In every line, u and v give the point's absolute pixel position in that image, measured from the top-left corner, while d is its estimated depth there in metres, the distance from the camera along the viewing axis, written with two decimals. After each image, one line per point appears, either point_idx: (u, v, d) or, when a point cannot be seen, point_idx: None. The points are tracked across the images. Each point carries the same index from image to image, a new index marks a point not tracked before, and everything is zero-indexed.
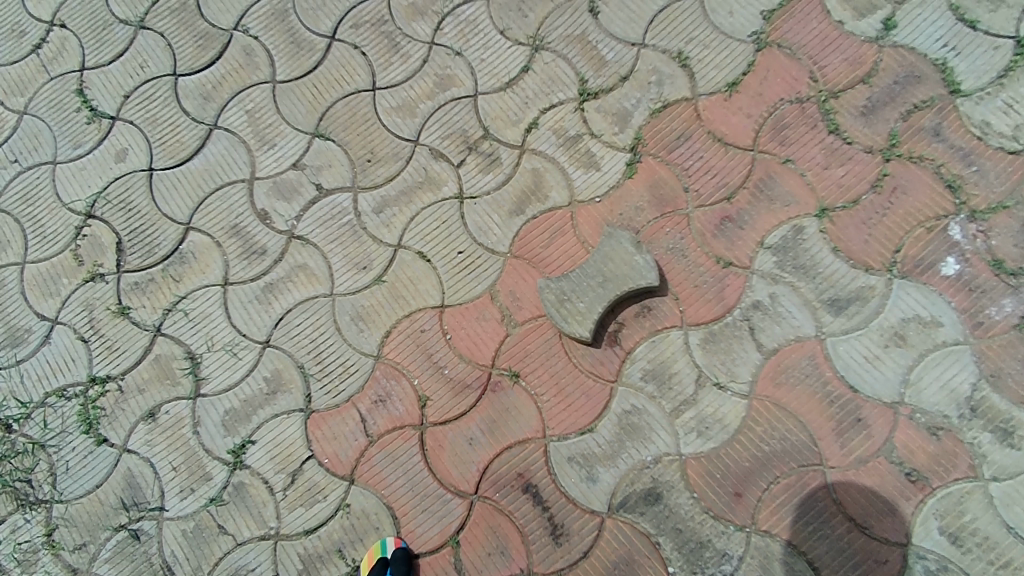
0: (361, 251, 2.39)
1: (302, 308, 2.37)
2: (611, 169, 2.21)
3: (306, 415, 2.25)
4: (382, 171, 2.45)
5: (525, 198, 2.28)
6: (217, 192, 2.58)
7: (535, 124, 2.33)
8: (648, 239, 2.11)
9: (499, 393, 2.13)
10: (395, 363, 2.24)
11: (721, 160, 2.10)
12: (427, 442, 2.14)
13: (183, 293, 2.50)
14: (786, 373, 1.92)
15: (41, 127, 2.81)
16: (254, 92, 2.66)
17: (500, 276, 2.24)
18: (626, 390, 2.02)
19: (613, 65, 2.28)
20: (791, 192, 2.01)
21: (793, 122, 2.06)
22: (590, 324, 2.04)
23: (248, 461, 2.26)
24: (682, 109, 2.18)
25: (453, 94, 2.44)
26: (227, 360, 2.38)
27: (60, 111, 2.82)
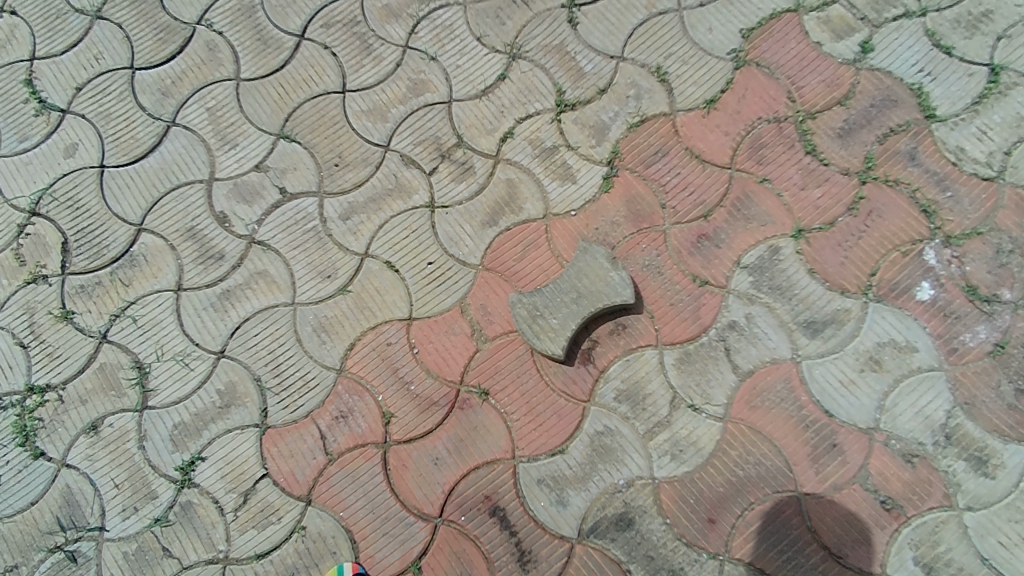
0: (326, 259, 2.29)
1: (261, 317, 2.25)
2: (587, 182, 2.16)
3: (261, 431, 2.13)
4: (351, 177, 2.36)
5: (498, 209, 2.21)
6: (173, 193, 2.46)
7: (510, 134, 2.27)
8: (624, 255, 2.06)
9: (467, 411, 2.05)
10: (358, 378, 2.14)
11: (698, 177, 2.07)
12: (390, 461, 2.05)
13: (132, 298, 2.36)
14: (761, 396, 1.88)
15: None
16: (216, 90, 2.54)
17: (471, 288, 2.16)
18: (598, 410, 1.96)
19: (591, 77, 2.24)
20: (768, 212, 1.99)
21: (771, 141, 2.04)
22: (563, 341, 1.98)
23: (197, 479, 2.12)
24: (660, 124, 2.14)
25: (426, 100, 2.37)
26: (178, 370, 2.24)
27: (6, 102, 2.65)
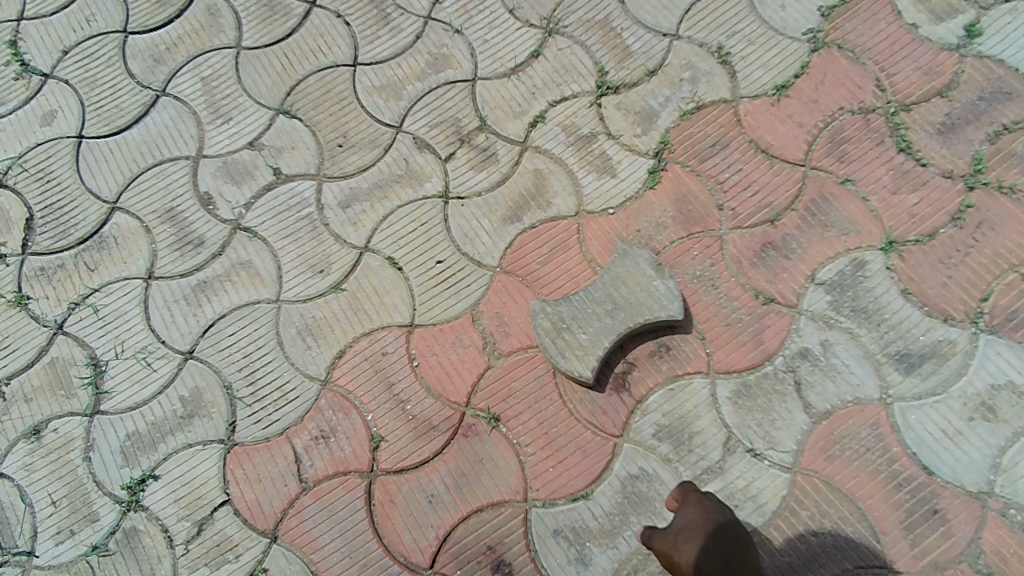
0: (320, 251, 1.97)
1: (239, 314, 1.93)
2: (630, 175, 1.83)
3: (226, 448, 1.79)
4: (355, 159, 2.05)
5: (522, 203, 1.89)
6: (154, 169, 2.17)
7: (541, 118, 1.95)
8: (671, 262, 1.72)
9: (472, 439, 1.70)
10: (345, 391, 1.80)
11: (764, 174, 1.73)
12: (375, 495, 1.69)
13: (95, 285, 2.05)
14: (840, 443, 1.53)
15: None
16: (213, 58, 2.27)
17: (485, 293, 1.83)
18: (634, 448, 1.61)
19: (639, 57, 1.92)
20: (850, 219, 1.65)
21: (855, 135, 1.71)
22: (595, 360, 1.64)
23: (146, 501, 1.77)
24: (719, 112, 1.81)
25: (447, 77, 2.07)
26: (138, 371, 1.92)
27: None
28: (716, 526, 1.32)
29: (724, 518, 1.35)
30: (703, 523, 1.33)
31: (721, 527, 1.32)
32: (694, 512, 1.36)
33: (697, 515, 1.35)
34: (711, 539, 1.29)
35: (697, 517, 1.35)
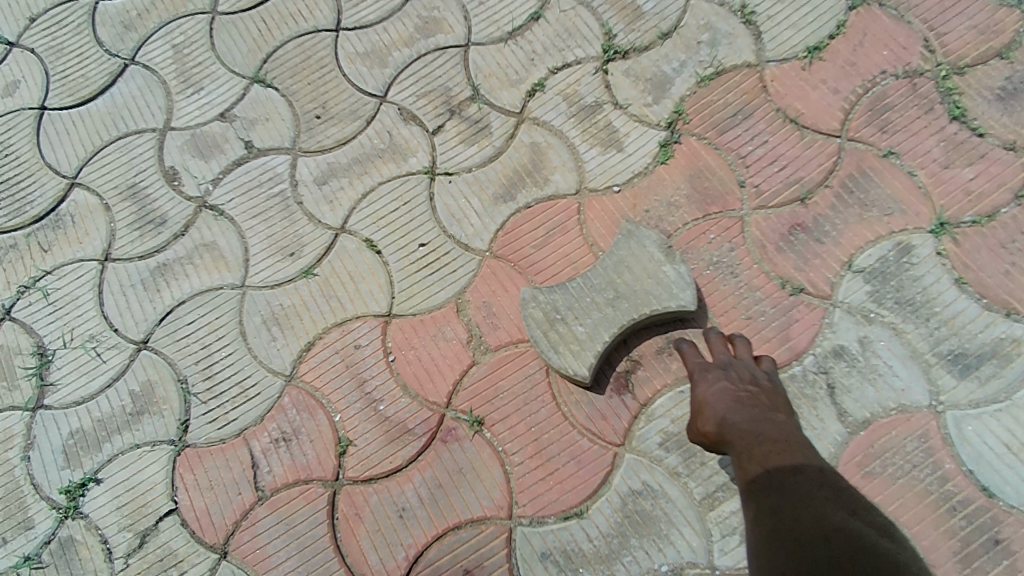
0: (291, 233, 1.75)
1: (199, 301, 1.73)
2: (638, 149, 1.61)
3: (177, 451, 1.59)
4: (334, 132, 1.83)
5: (517, 180, 1.66)
6: (118, 142, 1.98)
7: (540, 86, 1.73)
8: (684, 247, 1.50)
9: (451, 445, 1.50)
10: (312, 388, 1.59)
11: (793, 147, 1.51)
12: (339, 507, 1.49)
13: (48, 267, 1.86)
14: (882, 458, 1.30)
15: None
16: (186, 24, 2.08)
17: (472, 280, 1.61)
18: (636, 459, 1.43)
19: (651, 18, 1.71)
20: (894, 197, 1.43)
21: (899, 102, 1.49)
22: (594, 356, 1.44)
23: (86, 508, 1.58)
24: (742, 78, 1.60)
25: (437, 43, 1.86)
26: (86, 362, 1.72)
27: None
28: (737, 390, 1.23)
29: (746, 376, 1.26)
30: (723, 391, 1.24)
31: (742, 388, 1.23)
32: (714, 379, 1.27)
33: (719, 380, 1.26)
34: (729, 400, 1.21)
35: (720, 383, 1.26)
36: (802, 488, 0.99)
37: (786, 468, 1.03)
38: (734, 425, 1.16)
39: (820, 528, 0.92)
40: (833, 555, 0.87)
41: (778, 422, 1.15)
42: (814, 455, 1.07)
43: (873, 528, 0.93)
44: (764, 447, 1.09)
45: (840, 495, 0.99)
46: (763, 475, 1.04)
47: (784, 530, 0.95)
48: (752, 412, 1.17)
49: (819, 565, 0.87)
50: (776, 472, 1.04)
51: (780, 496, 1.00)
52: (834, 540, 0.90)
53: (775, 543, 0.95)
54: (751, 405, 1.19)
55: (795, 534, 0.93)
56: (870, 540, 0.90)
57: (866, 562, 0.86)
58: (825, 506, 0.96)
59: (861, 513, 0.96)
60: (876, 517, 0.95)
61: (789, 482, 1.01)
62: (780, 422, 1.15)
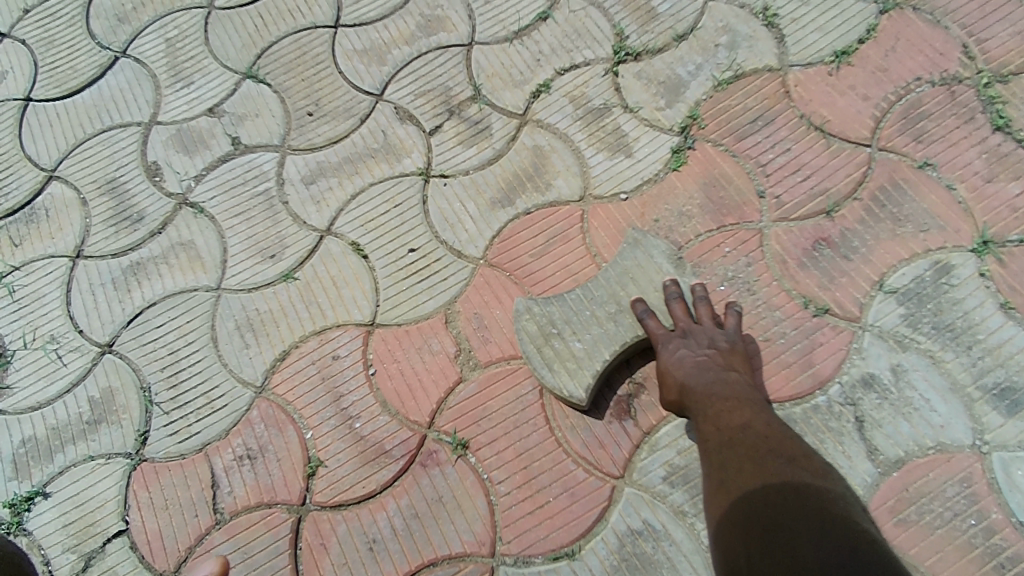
0: (273, 234, 1.62)
1: (169, 303, 1.59)
2: (648, 155, 1.49)
3: (133, 465, 1.46)
4: (326, 130, 1.72)
5: (517, 184, 1.54)
6: (101, 136, 1.83)
7: (546, 87, 1.62)
8: (695, 260, 1.37)
9: (431, 471, 1.35)
10: (284, 402, 1.45)
11: (819, 155, 1.40)
12: (303, 536, 1.35)
13: (17, 262, 1.72)
14: (917, 504, 1.16)
15: None
16: (182, 18, 1.95)
17: (464, 290, 1.48)
18: (637, 495, 1.28)
19: (667, 20, 1.61)
20: (931, 211, 1.32)
21: (935, 110, 1.39)
22: (592, 375, 1.31)
23: (31, 525, 1.44)
24: (763, 82, 1.49)
25: (439, 41, 1.75)
26: (46, 366, 1.58)
27: None
28: (696, 355, 1.20)
29: (705, 340, 1.23)
30: (684, 358, 1.21)
31: (701, 353, 1.20)
32: (674, 348, 1.23)
33: (680, 346, 1.23)
34: (689, 367, 1.18)
35: (680, 351, 1.22)
36: (748, 441, 0.98)
37: (737, 425, 1.03)
38: (692, 391, 1.14)
39: (758, 475, 0.91)
40: (768, 498, 0.85)
41: (732, 384, 1.14)
42: (765, 411, 1.07)
43: (809, 472, 0.90)
44: (717, 407, 1.08)
45: (784, 447, 0.96)
46: (715, 434, 1.04)
47: (729, 484, 0.93)
48: (709, 376, 1.15)
49: (755, 510, 0.85)
50: (727, 430, 1.03)
51: (729, 451, 0.99)
52: (770, 484, 0.88)
53: (722, 499, 0.92)
54: (708, 369, 1.16)
55: (736, 486, 0.91)
56: (811, 485, 0.87)
57: (801, 500, 0.83)
58: (765, 456, 0.94)
59: (802, 463, 0.93)
60: (816, 463, 0.93)
61: (738, 438, 1.00)
62: (734, 383, 1.14)
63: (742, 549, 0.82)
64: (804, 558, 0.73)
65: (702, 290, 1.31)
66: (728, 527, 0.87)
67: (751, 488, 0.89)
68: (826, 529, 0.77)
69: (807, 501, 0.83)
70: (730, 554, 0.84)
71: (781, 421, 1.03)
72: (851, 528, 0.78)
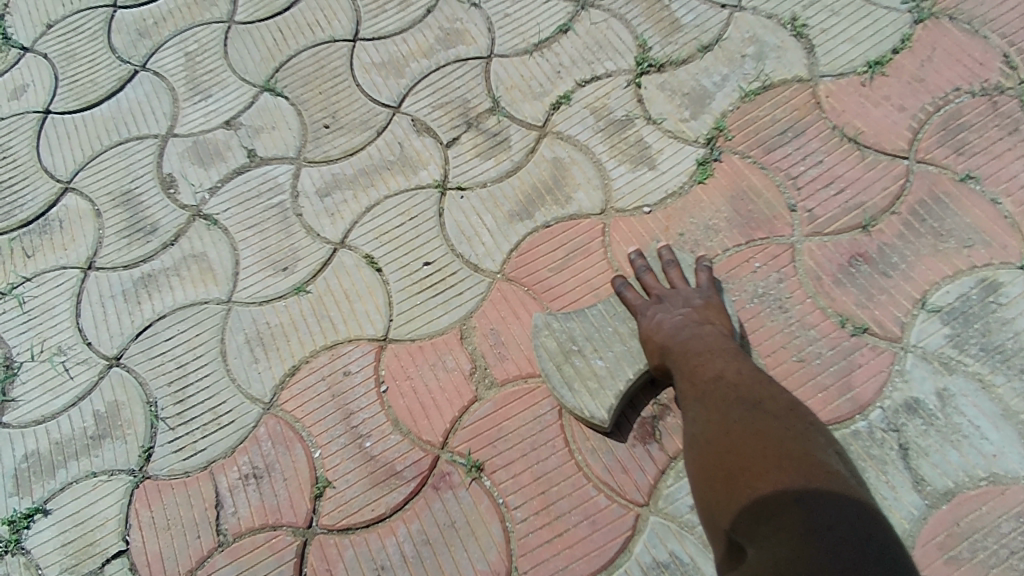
0: (286, 246, 1.58)
1: (179, 316, 1.56)
2: (672, 167, 1.44)
3: (135, 482, 1.41)
4: (342, 142, 1.69)
5: (536, 197, 1.50)
6: (118, 148, 1.82)
7: (566, 99, 1.58)
8: (723, 275, 1.32)
9: (443, 494, 1.29)
10: (292, 419, 1.40)
11: (853, 168, 1.36)
12: (309, 560, 1.29)
13: (28, 273, 1.69)
14: (970, 540, 1.09)
15: None
16: (202, 32, 1.95)
17: (480, 305, 1.42)
18: (663, 525, 1.21)
19: (691, 31, 1.57)
20: (975, 226, 1.27)
21: (976, 121, 1.36)
22: (614, 396, 1.25)
23: (30, 543, 1.40)
24: (793, 93, 1.45)
25: (458, 54, 1.72)
26: (53, 379, 1.54)
27: None
28: (672, 316, 1.20)
29: (680, 300, 1.23)
30: (661, 320, 1.21)
31: (676, 314, 1.21)
32: (651, 314, 1.24)
33: (657, 311, 1.23)
34: (666, 328, 1.19)
35: (658, 315, 1.23)
36: (719, 393, 1.00)
37: (710, 378, 1.04)
38: (672, 350, 1.15)
39: (723, 425, 0.94)
40: (734, 447, 0.89)
41: (708, 335, 1.14)
42: (739, 359, 1.07)
43: (772, 414, 0.92)
44: (693, 363, 1.09)
45: (752, 392, 0.98)
46: (691, 392, 1.05)
47: (699, 438, 0.97)
48: (684, 333, 1.16)
49: (725, 462, 0.89)
50: (701, 384, 1.04)
51: (702, 405, 1.00)
52: (734, 433, 0.91)
53: (694, 452, 0.97)
54: (684, 327, 1.17)
55: (705, 440, 0.95)
56: (774, 427, 0.90)
57: (762, 446, 0.87)
58: (732, 406, 0.96)
59: (768, 404, 0.95)
60: (782, 401, 0.95)
61: (709, 390, 1.02)
62: (710, 334, 1.14)
63: (717, 502, 0.89)
64: (766, 502, 0.80)
65: (669, 254, 1.32)
66: (705, 482, 0.93)
67: (718, 437, 0.93)
68: (786, 468, 0.82)
69: (767, 443, 0.87)
70: (708, 506, 0.91)
71: (753, 365, 1.03)
72: (806, 463, 0.83)
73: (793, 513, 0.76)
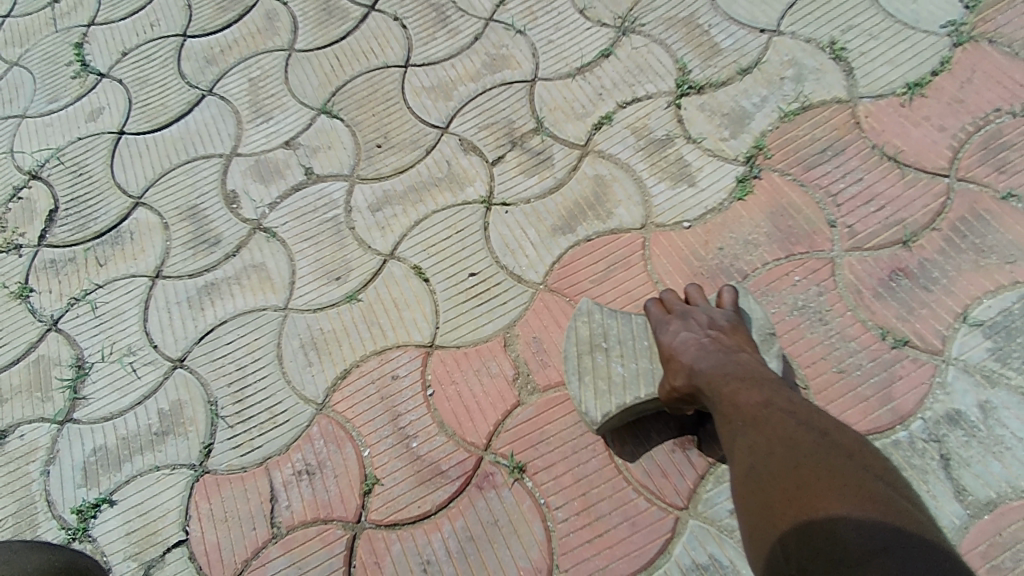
0: (340, 257, 1.67)
1: (239, 322, 1.65)
2: (713, 184, 1.49)
3: (195, 476, 1.49)
4: (393, 160, 1.78)
5: (579, 212, 1.56)
6: (185, 166, 1.95)
7: (608, 119, 1.64)
8: (763, 288, 1.36)
9: (487, 493, 1.34)
10: (343, 420, 1.47)
11: (893, 186, 1.38)
12: (358, 553, 1.34)
13: (101, 281, 1.81)
14: (1013, 550, 1.10)
15: (24, 78, 2.25)
16: (264, 59, 2.08)
17: (524, 314, 1.48)
18: (703, 528, 1.24)
19: (730, 55, 1.62)
20: (1017, 243, 1.29)
21: (1018, 140, 1.38)
22: (617, 406, 1.27)
23: (96, 531, 1.48)
24: (832, 114, 1.49)
25: (504, 77, 1.80)
26: (121, 379, 1.65)
27: (49, 65, 2.25)
28: (699, 336, 1.18)
29: (706, 320, 1.22)
30: (686, 339, 1.20)
31: (704, 335, 1.18)
32: (675, 330, 1.23)
33: (681, 329, 1.22)
34: (694, 349, 1.16)
35: (683, 333, 1.22)
36: (774, 420, 0.93)
37: (757, 402, 0.98)
38: (699, 371, 1.12)
39: (789, 456, 0.86)
40: (804, 483, 0.82)
41: (740, 360, 1.11)
42: (782, 389, 1.01)
43: (844, 450, 0.85)
44: (731, 386, 1.04)
45: (814, 420, 0.91)
46: (734, 415, 0.99)
47: (758, 469, 0.89)
48: (716, 355, 1.13)
49: (793, 498, 0.81)
50: (750, 408, 0.97)
51: (756, 432, 0.93)
52: (804, 467, 0.83)
53: (750, 485, 0.89)
54: (715, 351, 1.14)
55: (765, 471, 0.87)
56: (846, 464, 0.83)
57: (838, 483, 0.80)
58: (795, 435, 0.88)
59: (835, 435, 0.88)
60: (849, 435, 0.89)
61: (764, 418, 0.95)
62: (744, 361, 1.10)
63: (780, 542, 0.81)
64: (847, 547, 0.72)
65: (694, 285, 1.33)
66: (766, 518, 0.85)
67: (779, 468, 0.86)
68: (868, 510, 0.75)
69: (843, 479, 0.80)
70: (769, 546, 0.83)
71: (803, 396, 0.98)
72: (888, 506, 0.76)
73: (882, 562, 0.69)
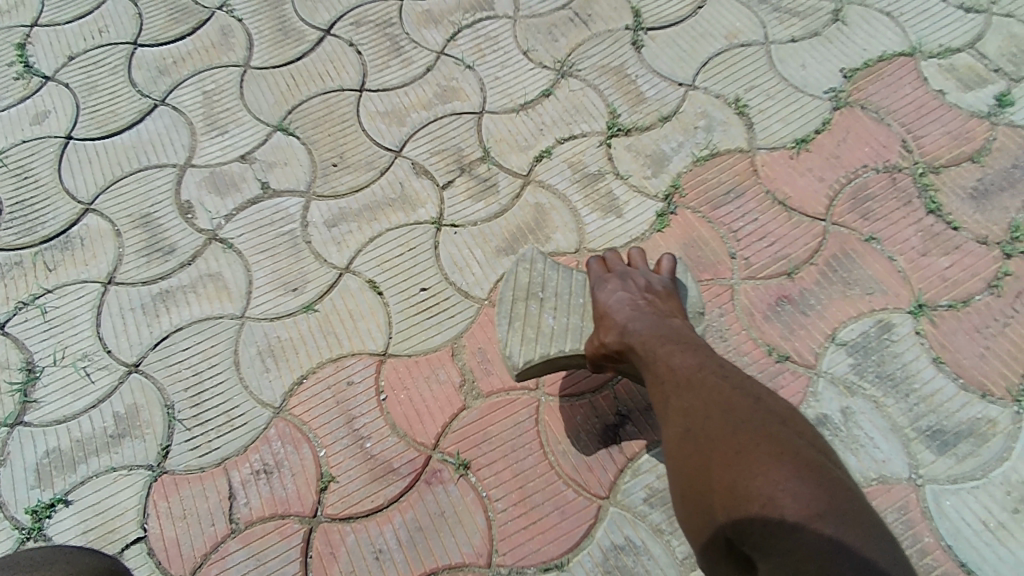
0: (296, 269, 1.79)
1: (196, 329, 1.73)
2: (636, 217, 1.71)
3: (153, 476, 1.57)
4: (348, 179, 1.91)
5: (520, 236, 1.74)
6: (138, 174, 2.00)
7: (547, 153, 1.84)
8: None
9: (435, 488, 1.50)
10: (300, 422, 1.59)
11: (782, 226, 1.65)
12: (314, 545, 1.47)
13: (50, 285, 1.85)
14: None
15: None
16: (219, 74, 2.16)
17: (469, 326, 1.65)
18: (621, 514, 1.45)
19: (653, 103, 1.85)
20: (876, 278, 1.57)
21: (880, 193, 1.67)
22: (540, 355, 1.46)
23: (50, 531, 1.54)
24: (735, 161, 1.74)
25: (453, 108, 1.97)
26: (73, 382, 1.70)
27: None
28: (634, 296, 1.37)
29: (642, 284, 1.41)
30: (621, 299, 1.37)
31: (639, 297, 1.37)
32: (612, 289, 1.42)
33: (618, 288, 1.41)
34: (628, 308, 1.34)
35: (619, 290, 1.40)
36: (710, 386, 1.07)
37: (691, 367, 1.12)
38: (632, 328, 1.28)
39: (729, 424, 0.99)
40: (746, 449, 0.94)
41: (668, 322, 1.28)
42: (708, 355, 1.17)
43: (778, 418, 1.00)
44: (665, 348, 1.19)
45: (748, 389, 1.05)
46: (669, 377, 1.13)
47: (700, 432, 1.01)
48: (648, 316, 1.30)
49: (736, 462, 0.94)
50: (683, 375, 1.11)
51: (695, 398, 1.06)
52: (746, 434, 0.96)
53: (690, 446, 1.01)
54: (648, 313, 1.31)
55: (705, 435, 1.00)
56: (780, 430, 0.97)
57: (777, 451, 0.93)
58: (732, 404, 1.02)
59: (766, 403, 1.03)
60: (776, 402, 1.04)
61: (700, 384, 1.08)
62: (674, 324, 1.28)
63: (720, 503, 0.94)
64: (786, 513, 0.86)
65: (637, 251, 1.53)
66: (707, 479, 0.97)
67: (720, 432, 0.99)
68: (803, 477, 0.89)
69: (780, 447, 0.94)
70: (709, 503, 0.96)
71: (728, 363, 1.13)
72: (817, 471, 0.91)
73: (816, 528, 0.84)
